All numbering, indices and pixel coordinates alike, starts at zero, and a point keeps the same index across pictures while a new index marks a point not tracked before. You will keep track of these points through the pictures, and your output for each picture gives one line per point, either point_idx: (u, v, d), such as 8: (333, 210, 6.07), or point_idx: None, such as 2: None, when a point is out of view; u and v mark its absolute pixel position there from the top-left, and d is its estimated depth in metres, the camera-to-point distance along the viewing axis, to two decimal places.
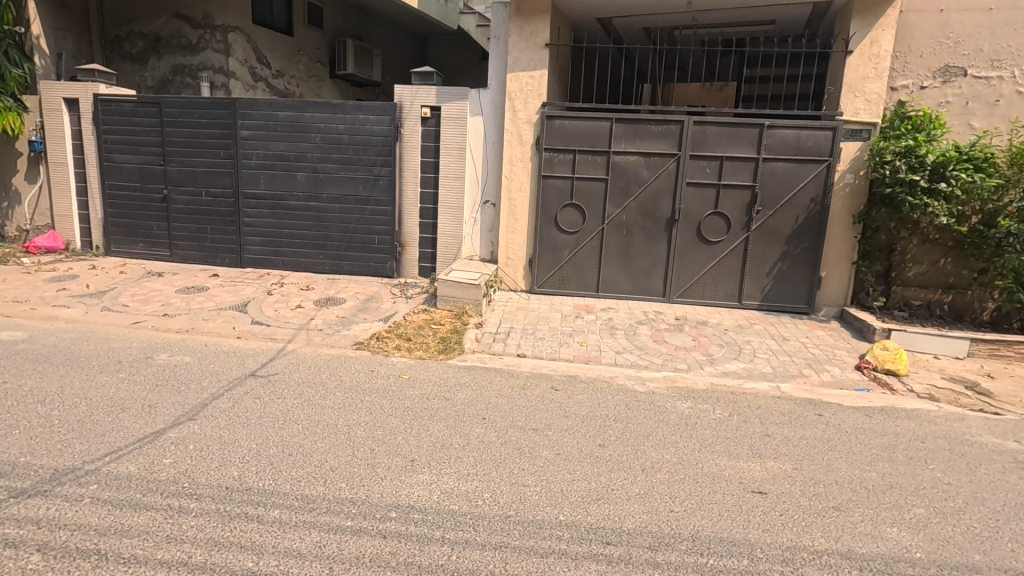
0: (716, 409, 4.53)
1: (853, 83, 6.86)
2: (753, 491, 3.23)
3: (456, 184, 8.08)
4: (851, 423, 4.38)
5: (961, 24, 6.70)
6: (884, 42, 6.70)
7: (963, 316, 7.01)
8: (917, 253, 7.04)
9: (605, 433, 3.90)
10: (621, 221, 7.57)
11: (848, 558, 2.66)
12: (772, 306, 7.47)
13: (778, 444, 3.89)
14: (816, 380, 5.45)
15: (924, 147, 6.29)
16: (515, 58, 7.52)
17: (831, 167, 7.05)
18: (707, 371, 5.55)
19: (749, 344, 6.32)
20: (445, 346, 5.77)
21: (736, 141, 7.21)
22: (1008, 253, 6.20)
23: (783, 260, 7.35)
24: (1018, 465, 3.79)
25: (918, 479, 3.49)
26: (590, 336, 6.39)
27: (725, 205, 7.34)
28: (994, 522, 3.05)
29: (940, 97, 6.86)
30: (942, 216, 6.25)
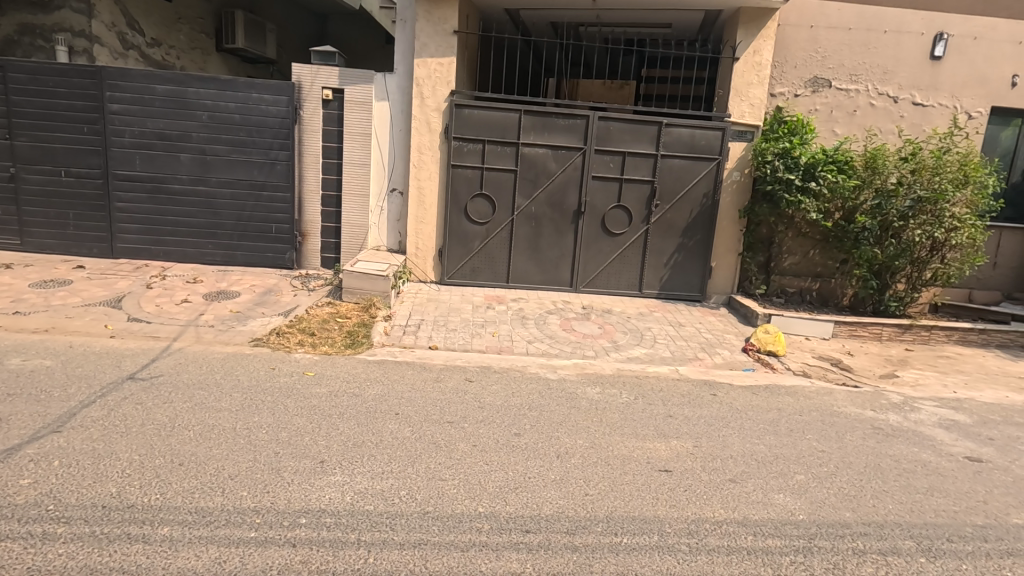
0: (622, 393, 4.74)
1: (740, 88, 7.42)
2: (660, 470, 3.42)
3: (361, 171, 7.73)
4: (740, 401, 4.78)
5: (828, 41, 7.48)
6: (766, 52, 7.30)
7: (828, 301, 7.93)
8: (792, 245, 7.82)
9: (520, 422, 3.94)
10: (530, 212, 7.67)
11: (744, 525, 2.89)
12: (670, 295, 7.94)
13: (680, 424, 4.15)
14: (709, 362, 5.89)
15: (798, 149, 6.98)
16: (423, 44, 7.33)
17: (721, 165, 7.60)
18: (613, 358, 5.79)
19: (650, 331, 6.69)
20: (353, 339, 5.53)
21: (638, 137, 7.55)
22: (865, 245, 7.08)
23: (679, 251, 7.83)
24: (875, 431, 4.35)
25: (798, 448, 3.89)
26: (502, 326, 6.43)
27: (627, 198, 7.68)
28: (859, 482, 3.47)
29: (811, 105, 7.63)
30: (812, 212, 7.00)
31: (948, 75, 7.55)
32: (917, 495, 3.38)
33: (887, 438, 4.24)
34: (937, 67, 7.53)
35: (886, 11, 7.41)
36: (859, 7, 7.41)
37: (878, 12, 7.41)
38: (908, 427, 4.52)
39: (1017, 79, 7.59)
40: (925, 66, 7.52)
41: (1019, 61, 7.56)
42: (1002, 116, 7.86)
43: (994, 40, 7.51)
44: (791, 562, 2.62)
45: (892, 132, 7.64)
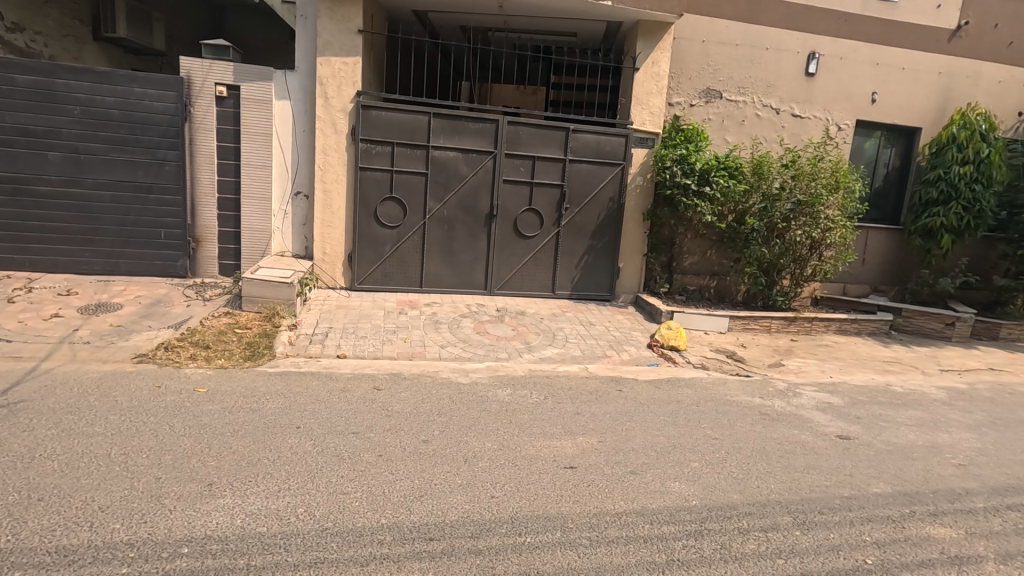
0: (532, 393, 4.81)
1: (641, 97, 7.79)
2: (565, 467, 3.50)
3: (262, 173, 7.33)
4: (644, 395, 5.01)
5: (719, 55, 8.04)
6: (663, 63, 7.71)
7: (725, 298, 8.54)
8: (691, 246, 8.34)
9: (429, 428, 3.90)
10: (442, 215, 7.63)
11: (642, 515, 3.02)
12: (581, 295, 8.17)
13: (587, 421, 4.28)
14: (617, 359, 6.13)
15: (694, 156, 7.45)
16: (326, 42, 7.09)
17: (626, 169, 7.93)
18: (525, 359, 5.88)
19: (562, 331, 6.85)
20: (252, 351, 5.22)
21: (546, 142, 7.72)
22: (753, 245, 7.69)
23: (589, 253, 8.08)
24: (762, 417, 4.71)
25: (694, 437, 4.13)
26: (414, 331, 6.34)
27: (538, 202, 7.83)
28: (747, 465, 3.74)
29: (705, 115, 8.16)
30: (707, 215, 7.51)
31: (820, 90, 8.36)
32: (795, 473, 3.69)
33: (773, 423, 4.60)
34: (812, 82, 8.30)
35: (767, 30, 8.08)
36: (744, 25, 8.02)
37: (760, 30, 8.06)
38: (790, 411, 4.93)
39: (877, 96, 8.54)
40: (802, 82, 8.27)
41: (878, 80, 8.51)
42: (865, 128, 8.81)
43: (856, 61, 8.40)
44: (683, 546, 2.77)
45: (775, 141, 8.34)
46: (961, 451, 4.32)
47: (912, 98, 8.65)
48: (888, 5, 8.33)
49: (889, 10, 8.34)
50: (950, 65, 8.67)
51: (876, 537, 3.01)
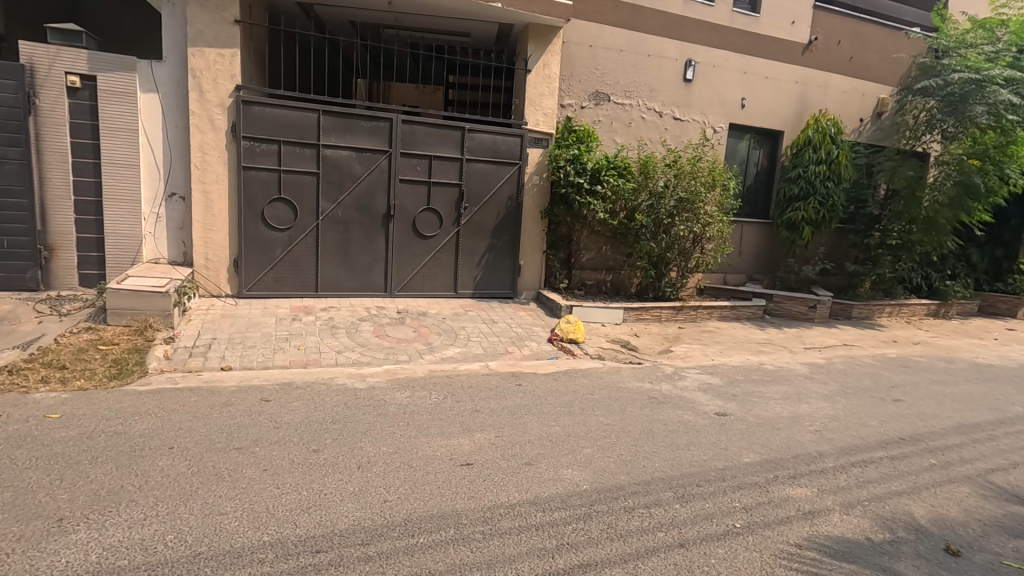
0: (431, 394, 4.78)
1: (534, 98, 7.97)
2: (462, 464, 3.52)
3: (127, 173, 6.66)
4: (542, 388, 5.15)
5: (605, 60, 8.43)
6: (554, 66, 7.95)
7: (620, 290, 8.97)
8: (588, 242, 8.67)
9: (321, 437, 3.75)
10: (337, 217, 7.36)
11: (535, 503, 3.11)
12: (483, 294, 8.22)
13: (485, 417, 4.32)
14: (518, 355, 6.25)
15: (585, 156, 7.77)
16: (198, 31, 6.59)
17: (522, 169, 8.08)
18: (426, 360, 5.83)
19: (463, 330, 6.87)
20: (119, 369, 4.74)
21: (442, 141, 7.69)
22: (644, 240, 8.16)
23: (490, 252, 8.16)
24: (650, 400, 5.01)
25: (587, 425, 4.30)
26: (309, 338, 6.06)
27: (436, 201, 7.78)
28: (635, 447, 3.97)
29: (595, 116, 8.52)
30: (601, 212, 7.86)
31: (697, 95, 9.02)
32: (677, 451, 3.96)
33: (659, 405, 4.91)
34: (689, 88, 8.94)
35: (648, 38, 8.59)
36: (628, 32, 8.47)
37: (642, 38, 8.55)
38: (676, 393, 5.30)
39: (746, 102, 9.37)
40: (680, 87, 8.88)
41: (746, 87, 9.34)
42: (737, 131, 9.63)
43: (727, 69, 9.15)
44: (573, 530, 2.88)
45: (659, 142, 8.89)
46: (818, 419, 4.86)
47: (774, 104, 9.58)
48: (751, 20, 9.17)
49: (752, 24, 9.18)
50: (805, 76, 9.71)
51: (744, 503, 3.30)
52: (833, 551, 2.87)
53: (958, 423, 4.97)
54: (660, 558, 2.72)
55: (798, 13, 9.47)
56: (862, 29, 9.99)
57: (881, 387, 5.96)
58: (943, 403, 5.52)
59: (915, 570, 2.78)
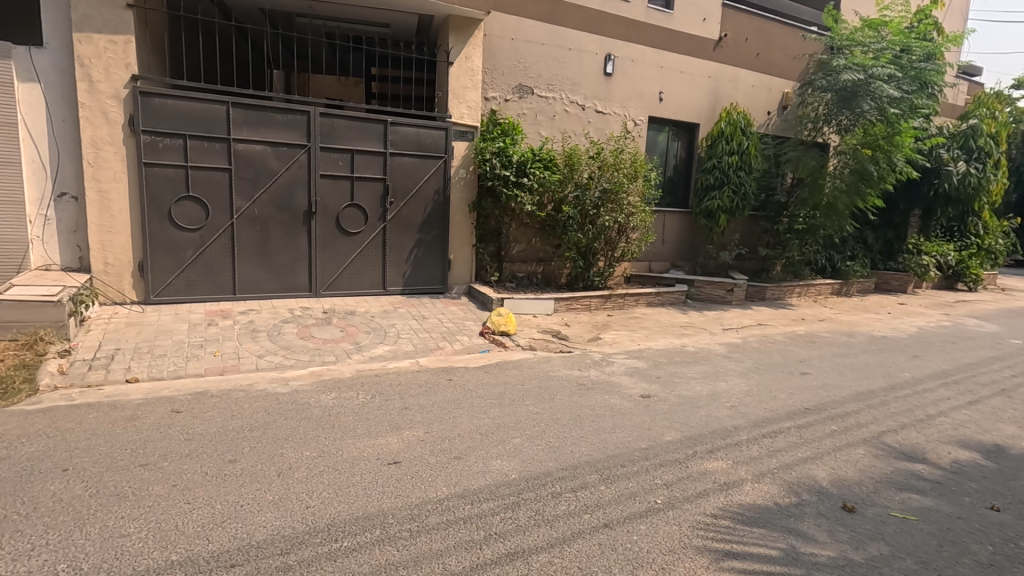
0: (359, 394, 4.66)
1: (457, 91, 7.90)
2: (389, 463, 3.45)
3: (7, 171, 6.05)
4: (473, 381, 5.15)
5: (527, 53, 8.48)
6: (476, 58, 7.91)
7: (551, 281, 9.10)
8: (517, 234, 8.71)
9: (238, 446, 3.57)
10: (253, 215, 7.00)
11: (463, 497, 3.11)
12: (413, 290, 8.10)
13: (414, 414, 4.26)
14: (449, 350, 6.21)
15: (511, 148, 7.81)
16: (84, 16, 6.07)
17: (448, 162, 7.99)
18: (354, 359, 5.68)
19: (393, 327, 6.73)
20: (5, 387, 4.30)
21: (364, 135, 7.47)
22: (571, 231, 8.30)
23: (418, 247, 8.03)
24: (579, 387, 5.13)
25: (516, 415, 4.34)
26: (226, 343, 5.74)
27: (360, 197, 7.56)
28: (563, 433, 4.05)
29: (519, 109, 8.57)
30: (528, 204, 7.93)
31: (617, 89, 9.27)
32: (603, 434, 4.08)
33: (588, 391, 5.04)
34: (609, 81, 9.17)
35: (568, 32, 8.72)
36: (549, 26, 8.56)
37: (562, 32, 8.67)
38: (604, 379, 5.45)
39: (663, 95, 9.73)
40: (601, 81, 9.09)
41: (663, 82, 9.69)
42: (656, 124, 9.99)
43: (644, 64, 9.46)
44: (501, 519, 2.91)
45: (582, 135, 9.06)
46: (733, 395, 5.16)
47: (690, 97, 10.01)
48: (666, 16, 9.51)
49: (667, 21, 9.53)
50: (716, 71, 10.20)
51: (665, 479, 3.45)
52: (745, 518, 3.06)
53: (856, 391, 5.43)
54: (585, 539, 2.79)
55: (708, 11, 9.92)
56: (766, 27, 10.61)
57: (790, 362, 6.41)
58: (843, 373, 6.01)
59: (817, 528, 3.01)
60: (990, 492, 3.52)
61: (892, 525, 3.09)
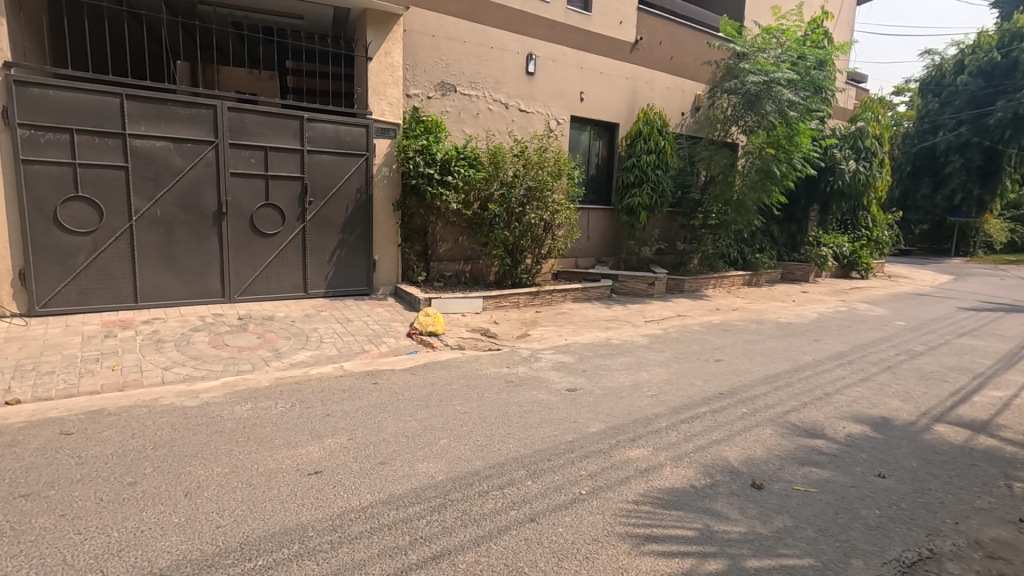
0: (277, 403, 4.44)
1: (377, 87, 7.70)
2: (309, 474, 3.31)
3: None
4: (400, 383, 5.05)
5: (448, 50, 8.40)
6: (396, 54, 7.74)
7: (479, 280, 9.08)
8: (444, 233, 8.63)
9: (140, 467, 3.30)
10: (156, 217, 6.51)
11: (388, 502, 3.04)
12: (337, 292, 7.82)
13: (337, 420, 4.12)
14: (375, 352, 6.06)
15: (435, 146, 7.71)
16: None
17: (369, 160, 7.78)
18: (272, 367, 5.41)
19: (315, 331, 6.47)
20: None
21: (278, 131, 7.12)
22: (498, 229, 8.32)
23: (341, 247, 7.76)
24: (507, 384, 5.16)
25: (444, 416, 4.30)
26: (126, 355, 5.29)
27: (276, 196, 7.20)
28: (490, 431, 4.06)
29: (442, 107, 8.47)
30: (454, 203, 7.87)
31: (539, 88, 9.39)
32: (531, 429, 4.13)
33: (516, 388, 5.08)
34: (532, 80, 9.27)
35: (489, 30, 8.73)
36: (469, 24, 8.53)
37: (483, 30, 8.67)
38: (531, 374, 5.51)
39: (584, 95, 9.96)
40: (523, 80, 9.17)
41: (583, 82, 9.93)
42: (578, 123, 10.22)
43: (565, 64, 9.64)
44: (427, 522, 2.87)
45: (506, 133, 9.10)
46: (654, 384, 5.38)
47: (609, 98, 10.31)
48: (584, 18, 9.74)
49: (586, 22, 9.76)
50: (633, 72, 10.57)
51: (589, 470, 3.53)
52: (664, 502, 3.19)
53: (764, 374, 5.82)
54: (511, 535, 2.80)
55: (624, 14, 10.26)
56: (678, 32, 11.12)
57: (706, 350, 6.77)
58: (753, 358, 6.43)
59: (729, 506, 3.19)
60: (878, 461, 3.88)
61: (795, 497, 3.33)
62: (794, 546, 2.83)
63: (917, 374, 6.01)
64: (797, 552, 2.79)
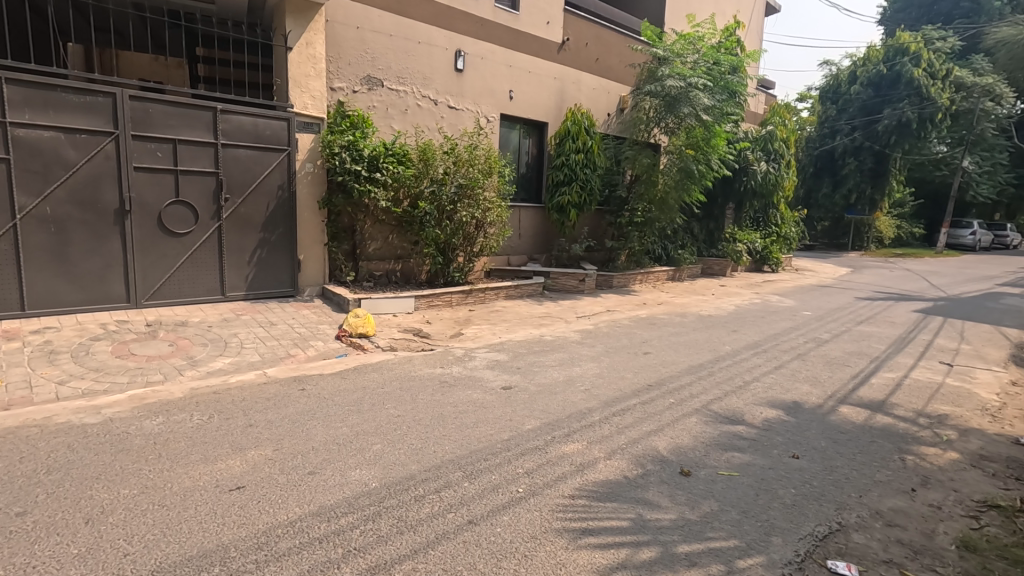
0: (193, 416, 4.13)
1: (298, 79, 7.34)
2: (230, 490, 3.10)
3: None
4: (329, 389, 4.85)
5: (374, 43, 8.15)
6: (318, 45, 7.43)
7: (411, 279, 8.90)
8: (373, 232, 8.38)
9: (31, 495, 2.95)
10: (45, 215, 5.89)
11: (318, 514, 2.90)
12: (258, 294, 7.40)
13: (260, 431, 3.89)
14: (302, 357, 5.78)
15: (361, 142, 7.48)
16: None
17: (291, 156, 7.41)
18: (187, 377, 5.02)
19: (235, 337, 6.09)
20: None
21: (188, 123, 6.64)
22: (429, 227, 8.19)
23: (262, 247, 7.35)
24: (442, 385, 5.09)
25: (377, 420, 4.18)
26: (12, 370, 4.73)
27: (187, 193, 6.71)
28: (425, 433, 3.98)
29: (368, 102, 8.21)
30: (382, 200, 7.66)
31: (468, 85, 9.32)
32: (467, 430, 4.09)
33: (450, 388, 5.02)
34: (461, 77, 9.19)
35: (416, 24, 8.56)
36: (396, 17, 8.33)
37: (410, 24, 8.49)
38: (466, 374, 5.47)
39: (513, 94, 10.00)
40: (453, 76, 9.07)
41: (512, 80, 9.96)
42: (508, 121, 10.25)
43: (494, 62, 9.63)
44: (361, 533, 2.76)
45: (436, 130, 8.97)
46: (586, 378, 5.50)
47: (537, 97, 10.41)
48: (513, 17, 9.77)
49: (514, 21, 9.79)
50: (561, 72, 10.73)
51: (526, 467, 3.55)
52: (599, 494, 3.26)
53: (688, 365, 6.10)
54: (449, 539, 2.75)
55: (551, 14, 10.39)
56: (602, 35, 11.42)
57: (635, 343, 7.00)
58: (678, 350, 6.71)
59: (660, 494, 3.31)
60: (792, 443, 4.16)
61: (719, 482, 3.50)
62: (721, 529, 2.97)
63: (823, 360, 6.52)
64: (723, 534, 2.92)
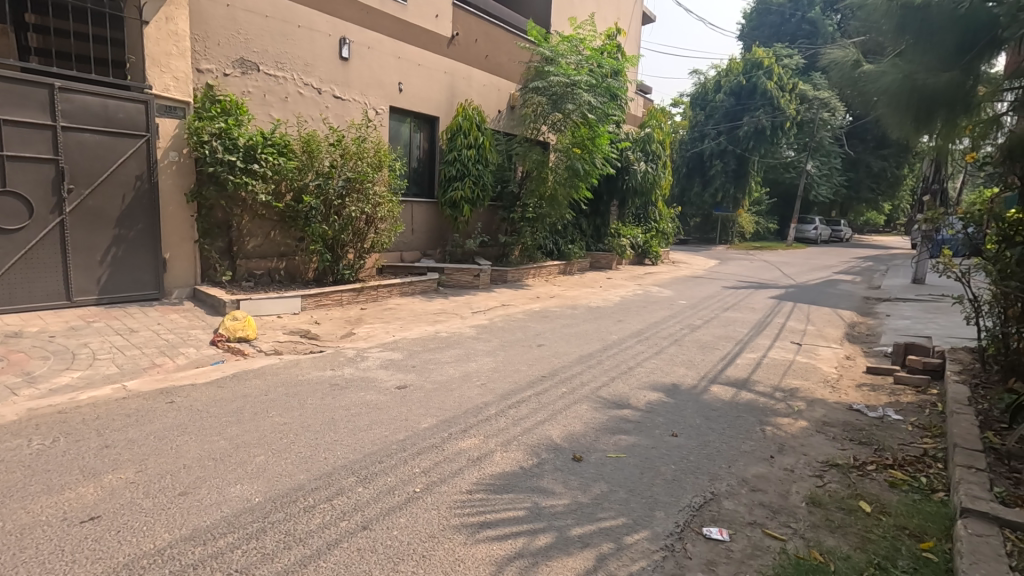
0: (32, 441, 3.57)
1: (157, 57, 6.60)
2: (83, 521, 2.73)
3: None
4: (203, 399, 4.43)
5: (247, 24, 7.54)
6: (180, 21, 6.76)
7: (296, 277, 8.37)
8: (251, 228, 7.78)
9: None
10: None
11: (192, 538, 2.64)
12: (114, 298, 6.56)
13: (119, 452, 3.46)
14: (169, 366, 5.22)
15: (235, 130, 6.90)
16: None
17: (151, 143, 6.64)
18: (24, 396, 4.33)
19: (85, 347, 5.36)
20: None
21: (16, 101, 5.73)
22: (315, 223, 7.75)
23: (117, 245, 6.51)
24: (332, 388, 4.86)
25: (260, 430, 3.89)
26: None
27: (18, 183, 5.79)
28: (315, 440, 3.78)
29: (242, 87, 7.58)
30: (262, 193, 7.13)
31: (355, 75, 8.95)
32: (360, 433, 3.94)
33: (341, 391, 4.80)
34: (346, 66, 8.79)
35: (295, 7, 8.05)
36: None
37: (288, 6, 7.97)
38: (358, 375, 5.27)
39: (403, 86, 9.76)
40: (337, 64, 8.65)
41: (401, 72, 9.70)
42: (398, 114, 9.99)
43: (382, 52, 9.34)
44: (243, 553, 2.55)
45: (320, 120, 8.50)
46: (482, 373, 5.54)
47: (427, 91, 10.24)
48: (400, 7, 9.54)
49: (401, 11, 9.55)
50: (451, 67, 10.66)
51: (422, 466, 3.49)
52: (496, 487, 3.30)
53: (579, 355, 6.36)
54: (342, 548, 2.64)
55: (440, 7, 10.28)
56: (491, 31, 11.51)
57: (529, 336, 7.17)
58: (569, 341, 6.98)
59: (555, 481, 3.42)
60: (671, 422, 4.50)
61: (608, 464, 3.69)
62: (610, 508, 3.14)
63: (696, 344, 7.13)
64: (612, 513, 3.09)
